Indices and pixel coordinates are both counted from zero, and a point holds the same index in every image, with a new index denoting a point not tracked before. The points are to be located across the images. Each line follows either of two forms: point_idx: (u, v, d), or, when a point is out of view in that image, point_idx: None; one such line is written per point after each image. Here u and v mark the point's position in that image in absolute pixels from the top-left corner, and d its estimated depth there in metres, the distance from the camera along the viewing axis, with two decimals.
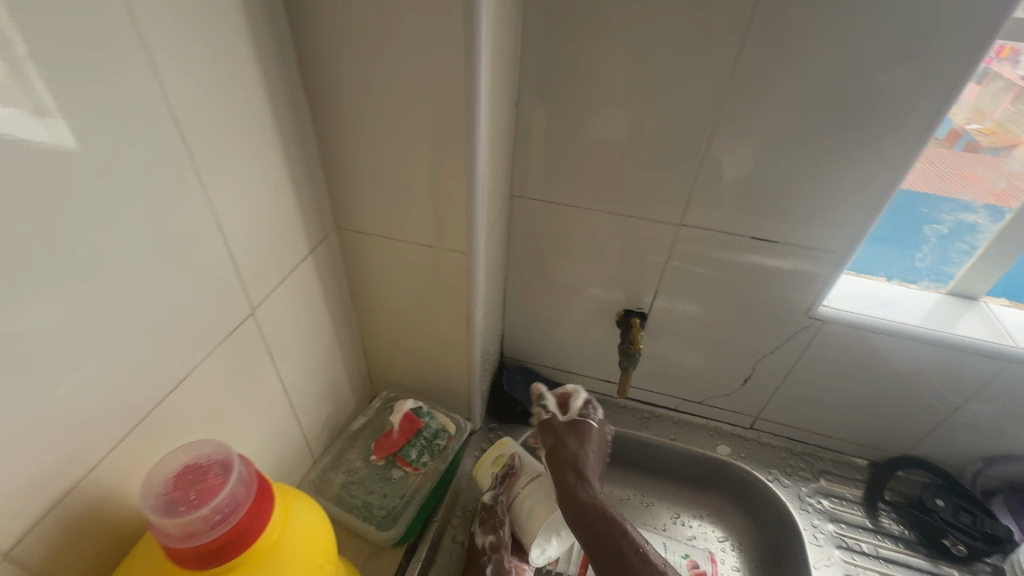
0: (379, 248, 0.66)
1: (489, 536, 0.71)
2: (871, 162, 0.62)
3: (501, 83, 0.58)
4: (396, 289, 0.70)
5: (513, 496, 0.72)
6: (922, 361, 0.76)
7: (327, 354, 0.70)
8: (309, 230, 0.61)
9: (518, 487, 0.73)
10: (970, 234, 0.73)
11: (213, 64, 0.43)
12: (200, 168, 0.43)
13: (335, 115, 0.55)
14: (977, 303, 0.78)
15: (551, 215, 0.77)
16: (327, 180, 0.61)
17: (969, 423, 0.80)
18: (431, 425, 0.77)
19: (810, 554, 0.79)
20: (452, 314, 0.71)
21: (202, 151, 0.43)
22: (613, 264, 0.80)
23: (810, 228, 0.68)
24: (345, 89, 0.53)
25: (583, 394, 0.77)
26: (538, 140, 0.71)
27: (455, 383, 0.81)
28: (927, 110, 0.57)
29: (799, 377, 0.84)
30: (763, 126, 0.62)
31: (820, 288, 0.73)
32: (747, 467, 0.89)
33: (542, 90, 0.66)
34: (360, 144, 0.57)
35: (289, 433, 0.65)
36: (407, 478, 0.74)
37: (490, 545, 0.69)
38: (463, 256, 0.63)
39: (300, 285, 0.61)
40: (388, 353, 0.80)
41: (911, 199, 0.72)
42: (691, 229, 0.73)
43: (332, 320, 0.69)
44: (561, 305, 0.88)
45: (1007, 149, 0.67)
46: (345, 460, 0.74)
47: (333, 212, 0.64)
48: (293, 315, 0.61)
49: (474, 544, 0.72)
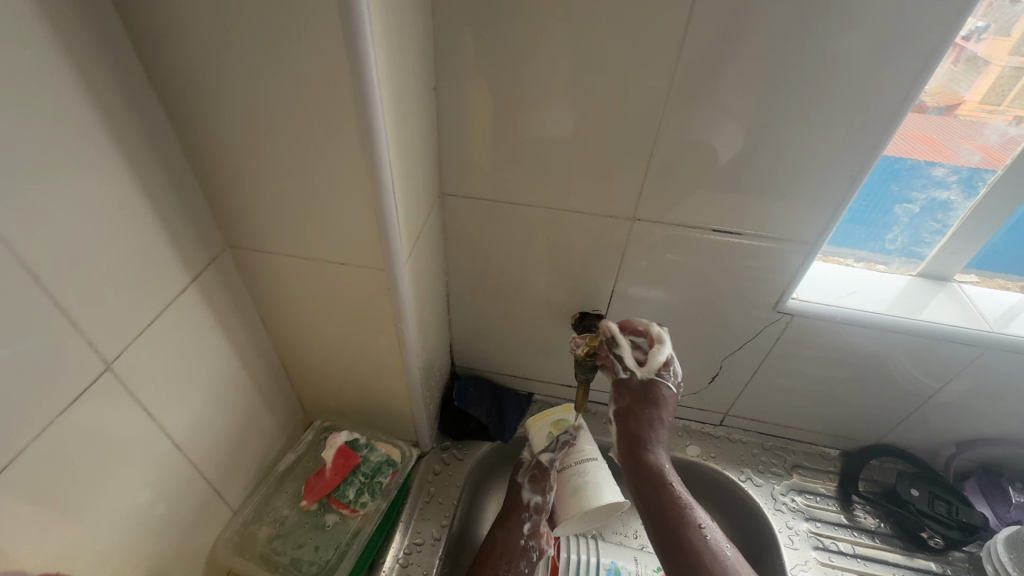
0: (285, 268, 0.56)
1: (535, 496, 0.72)
2: (838, 143, 0.55)
3: (407, 65, 0.48)
4: (313, 311, 0.60)
5: (570, 462, 0.72)
6: (895, 350, 0.71)
7: (238, 393, 0.60)
8: (189, 254, 0.50)
9: (576, 453, 0.73)
10: (942, 213, 0.67)
11: None
12: None
13: (199, 113, 0.44)
14: (948, 284, 0.73)
15: (491, 215, 0.69)
16: (208, 194, 0.50)
17: (943, 409, 0.77)
18: (370, 459, 0.70)
19: (786, 558, 0.75)
20: (381, 335, 0.62)
21: None
22: (564, 265, 0.72)
23: (776, 216, 0.62)
24: (208, 84, 0.43)
25: (658, 327, 0.64)
26: (466, 130, 0.61)
27: (397, 407, 0.73)
28: (899, 82, 0.50)
29: (767, 371, 0.79)
30: (718, 106, 0.54)
31: (787, 281, 0.67)
32: (719, 468, 0.84)
33: (464, 72, 0.57)
34: (239, 150, 0.47)
35: (194, 491, 0.56)
36: (345, 522, 0.65)
37: (535, 505, 0.71)
38: (383, 274, 0.54)
39: (185, 322, 0.51)
40: (317, 380, 0.71)
41: (883, 177, 0.65)
42: (646, 224, 0.65)
43: (239, 353, 0.60)
44: (512, 310, 0.80)
45: (950, 108, 0.60)
46: (272, 508, 0.65)
47: (221, 229, 0.53)
48: (180, 358, 0.51)
49: (513, 500, 0.74)
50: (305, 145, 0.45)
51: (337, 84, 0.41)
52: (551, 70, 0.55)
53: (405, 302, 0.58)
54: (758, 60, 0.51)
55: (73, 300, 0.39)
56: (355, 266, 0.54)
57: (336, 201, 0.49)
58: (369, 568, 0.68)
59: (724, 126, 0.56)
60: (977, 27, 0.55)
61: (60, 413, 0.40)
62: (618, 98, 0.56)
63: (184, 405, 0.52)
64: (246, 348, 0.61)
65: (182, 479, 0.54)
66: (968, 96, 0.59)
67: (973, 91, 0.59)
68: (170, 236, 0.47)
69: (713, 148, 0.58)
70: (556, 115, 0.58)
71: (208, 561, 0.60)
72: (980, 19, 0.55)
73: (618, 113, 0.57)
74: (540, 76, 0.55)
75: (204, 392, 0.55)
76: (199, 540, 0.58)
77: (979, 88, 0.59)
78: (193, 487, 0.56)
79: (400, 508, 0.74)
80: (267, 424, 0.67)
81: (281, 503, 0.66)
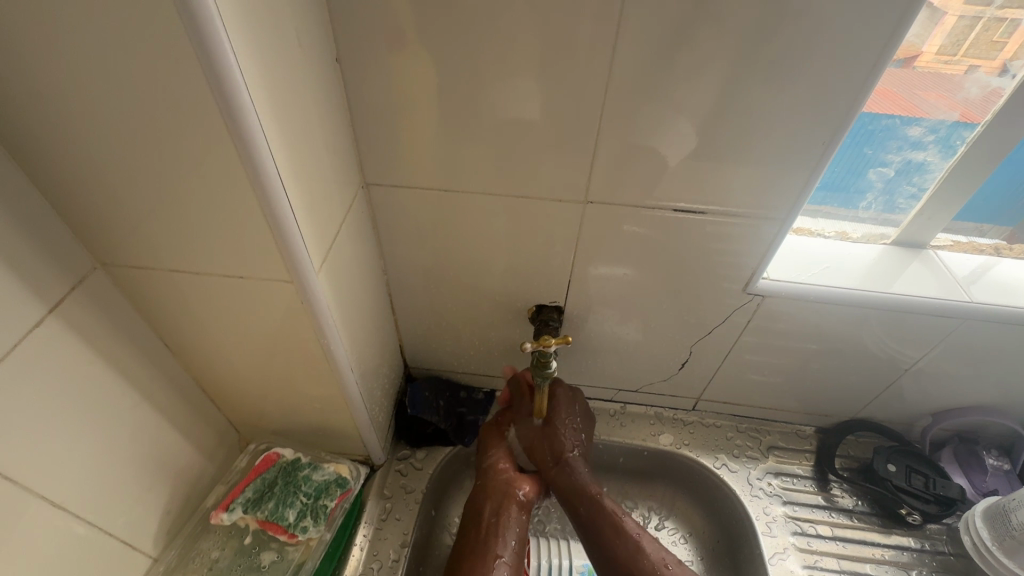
0: (175, 286, 0.48)
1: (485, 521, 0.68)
2: (805, 109, 0.48)
3: (284, 30, 0.39)
4: (222, 330, 0.52)
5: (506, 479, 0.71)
6: (870, 326, 0.67)
7: (142, 432, 0.52)
8: (46, 282, 0.41)
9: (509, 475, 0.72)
10: (918, 175, 0.62)
11: None
12: None
13: (19, 109, 0.35)
14: (923, 252, 0.69)
15: (426, 206, 0.61)
16: (60, 208, 0.41)
17: (918, 381, 0.73)
18: (315, 479, 0.62)
19: (764, 547, 0.72)
20: (306, 351, 0.54)
21: None
22: (514, 256, 0.65)
23: (741, 192, 0.56)
24: (26, 73, 0.33)
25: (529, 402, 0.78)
26: (383, 112, 0.53)
27: (339, 424, 0.66)
28: (873, 37, 0.44)
29: (738, 353, 0.75)
30: (671, 74, 0.47)
31: (756, 261, 0.62)
32: (692, 455, 0.80)
33: (369, 39, 0.48)
34: (86, 151, 0.37)
35: (96, 548, 0.49)
36: (283, 559, 0.59)
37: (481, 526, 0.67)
38: (293, 286, 0.46)
39: (51, 368, 0.42)
40: (243, 402, 0.63)
41: (855, 140, 0.59)
42: (600, 206, 0.58)
43: (138, 387, 0.51)
44: (463, 307, 0.73)
45: (906, 61, 0.54)
46: (199, 551, 0.59)
47: (86, 246, 0.44)
48: (47, 406, 0.42)
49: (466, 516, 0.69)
50: (169, 142, 0.36)
51: (181, 59, 0.32)
52: (477, 38, 0.46)
53: (325, 315, 0.50)
54: (716, 18, 0.43)
55: None
56: (258, 280, 0.46)
57: (220, 208, 0.40)
58: None
59: (682, 104, 0.49)
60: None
61: None
62: (558, 69, 0.48)
63: (65, 459, 0.44)
64: (146, 380, 0.52)
65: (76, 542, 0.47)
66: (925, 47, 0.53)
67: (930, 44, 0.52)
68: (12, 264, 0.38)
69: (667, 121, 0.50)
70: (482, 90, 0.50)
71: None
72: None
73: (558, 86, 0.49)
74: (467, 47, 0.47)
75: (93, 439, 0.47)
76: None
77: (936, 39, 0.52)
78: (95, 547, 0.48)
79: (353, 528, 0.68)
80: (187, 457, 0.59)
81: (211, 545, 0.59)
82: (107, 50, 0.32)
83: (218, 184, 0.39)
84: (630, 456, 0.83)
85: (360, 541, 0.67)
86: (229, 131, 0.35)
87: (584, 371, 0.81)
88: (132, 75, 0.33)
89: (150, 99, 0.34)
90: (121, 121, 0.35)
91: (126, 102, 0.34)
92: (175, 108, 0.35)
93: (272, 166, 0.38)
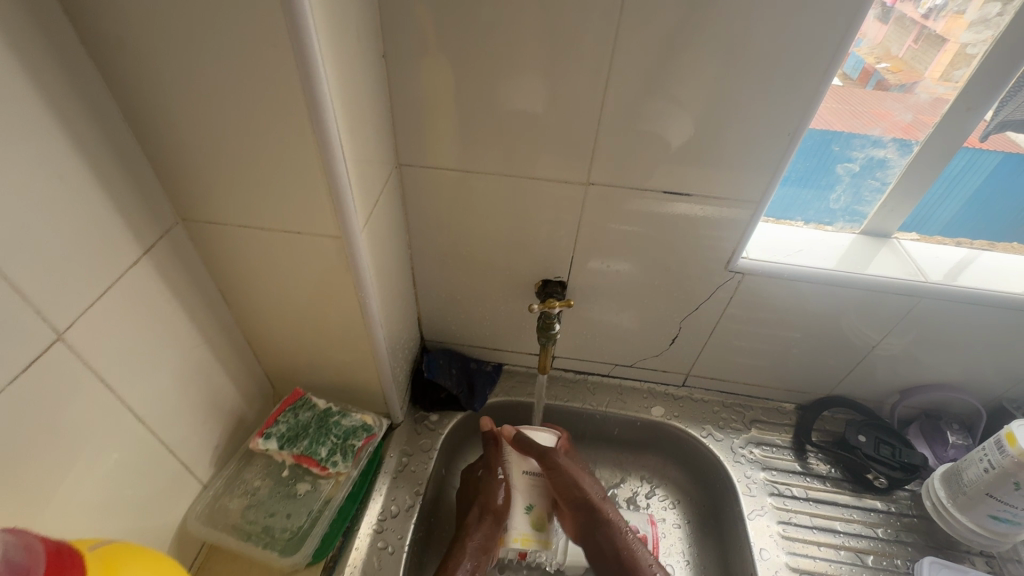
0: (238, 239, 0.56)
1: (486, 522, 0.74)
2: (773, 105, 0.57)
3: (349, 27, 0.48)
4: (273, 283, 0.61)
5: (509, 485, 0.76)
6: (840, 303, 0.75)
7: (201, 369, 0.61)
8: (139, 224, 0.50)
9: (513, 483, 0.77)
10: (880, 170, 0.70)
11: None
12: None
13: (139, 80, 0.44)
14: (889, 240, 0.77)
15: (448, 185, 0.69)
16: (156, 165, 0.50)
17: (887, 358, 0.81)
18: (345, 423, 0.71)
19: (744, 505, 0.79)
20: (342, 305, 0.63)
21: None
22: (524, 234, 0.73)
23: (721, 177, 0.64)
24: (151, 51, 0.42)
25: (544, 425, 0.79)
26: (418, 100, 0.62)
27: (365, 379, 0.74)
28: (827, 45, 0.53)
29: (724, 331, 0.82)
30: (664, 72, 0.56)
31: (735, 241, 0.70)
32: (681, 426, 0.88)
33: (412, 36, 0.57)
34: (186, 118, 0.47)
35: (160, 462, 0.57)
36: (316, 489, 0.68)
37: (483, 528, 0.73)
38: (340, 241, 0.55)
39: (140, 298, 0.51)
40: (282, 354, 0.71)
41: (822, 137, 0.68)
42: (600, 188, 0.67)
43: (200, 328, 0.60)
44: (477, 281, 0.81)
45: (911, 85, 0.65)
46: (242, 480, 0.67)
47: (171, 199, 0.53)
48: (136, 331, 0.51)
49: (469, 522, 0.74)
50: (253, 113, 0.46)
51: (277, 45, 0.41)
52: (502, 38, 0.56)
53: (363, 272, 0.59)
54: (701, 26, 0.53)
55: (12, 269, 0.39)
56: (310, 236, 0.55)
57: (287, 170, 0.49)
58: (343, 536, 0.69)
59: (670, 107, 0.59)
60: (935, 6, 0.60)
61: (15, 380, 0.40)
62: (566, 68, 0.57)
63: (145, 379, 0.53)
64: (206, 323, 0.61)
65: (148, 454, 0.55)
66: (928, 72, 0.63)
67: (933, 69, 0.63)
68: (120, 209, 0.48)
69: (661, 113, 0.59)
70: (503, 83, 0.59)
71: (178, 535, 0.61)
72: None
73: (568, 81, 0.58)
74: (491, 48, 0.56)
75: (166, 367, 0.55)
76: (170, 514, 0.59)
77: (939, 65, 0.62)
78: (160, 460, 0.57)
79: (374, 477, 0.75)
80: (232, 398, 0.67)
81: (252, 476, 0.68)
82: (218, 35, 0.41)
83: (289, 149, 0.48)
84: (625, 427, 0.91)
85: (378, 489, 0.74)
86: (307, 104, 0.44)
87: (585, 347, 0.89)
88: (235, 56, 0.42)
89: (245, 76, 0.43)
90: (219, 92, 0.45)
91: (226, 77, 0.44)
92: (265, 83, 0.44)
93: (335, 136, 0.47)
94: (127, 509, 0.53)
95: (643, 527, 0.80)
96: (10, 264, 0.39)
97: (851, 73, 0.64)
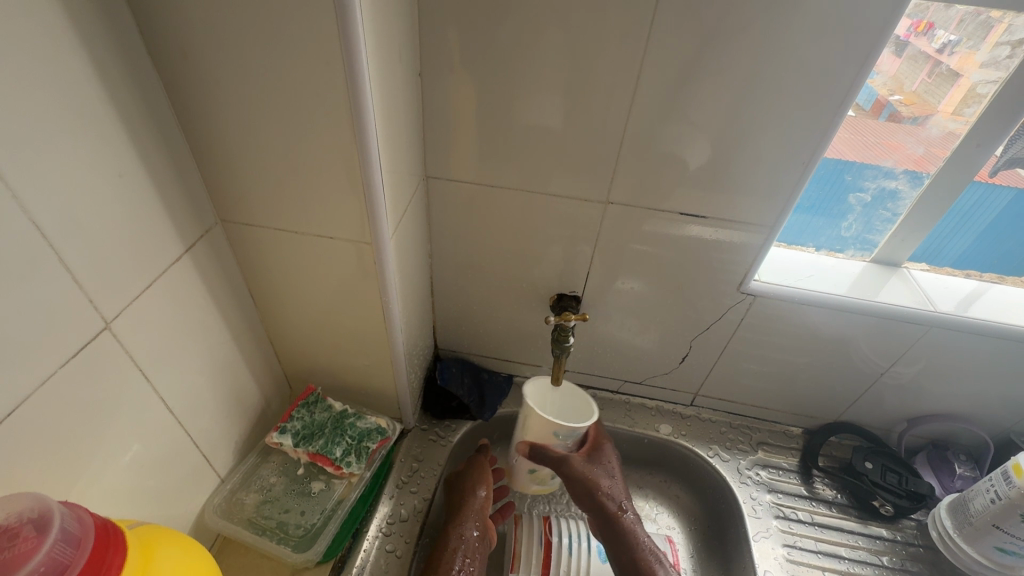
0: (272, 242, 0.59)
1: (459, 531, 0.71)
2: (787, 135, 0.60)
3: (391, 48, 0.51)
4: (300, 285, 0.64)
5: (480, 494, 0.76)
6: (849, 328, 0.76)
7: (226, 364, 0.63)
8: (182, 223, 0.53)
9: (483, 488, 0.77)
10: (892, 202, 0.72)
11: (21, 37, 0.35)
12: (18, 169, 0.36)
13: (195, 91, 0.48)
14: (899, 270, 0.79)
15: (470, 199, 0.72)
16: (203, 169, 0.54)
17: (895, 386, 0.82)
18: (360, 425, 0.73)
19: (749, 527, 0.79)
20: (365, 310, 0.65)
21: (17, 146, 0.36)
22: (541, 248, 0.75)
23: (736, 202, 0.67)
24: (209, 64, 0.46)
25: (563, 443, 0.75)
26: (447, 117, 0.65)
27: (381, 383, 0.76)
28: (843, 79, 0.55)
29: (733, 353, 0.84)
30: (686, 99, 0.59)
31: (748, 264, 0.72)
32: (688, 444, 0.89)
33: (447, 58, 0.60)
34: (234, 128, 0.50)
35: (184, 453, 0.59)
36: (330, 489, 0.70)
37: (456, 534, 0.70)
38: (369, 248, 0.57)
39: (178, 293, 0.54)
40: (302, 354, 0.73)
41: (836, 167, 0.70)
42: (619, 207, 0.69)
43: (229, 326, 0.63)
44: (493, 293, 0.83)
45: (924, 118, 0.65)
46: (259, 476, 0.69)
47: (213, 201, 0.56)
48: (173, 325, 0.54)
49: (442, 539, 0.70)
50: (297, 125, 0.49)
51: (328, 64, 0.44)
52: (532, 62, 0.59)
53: (389, 279, 0.61)
54: (720, 58, 0.56)
55: (71, 260, 0.42)
56: (342, 242, 0.57)
57: (325, 179, 0.52)
58: (353, 537, 0.70)
59: (689, 134, 0.62)
60: (949, 41, 0.60)
61: (63, 363, 0.43)
62: (590, 93, 0.60)
63: (177, 372, 0.55)
64: (235, 320, 0.64)
65: (174, 444, 0.57)
66: (940, 107, 0.64)
67: (946, 103, 0.63)
68: (167, 209, 0.51)
69: (680, 139, 0.62)
70: (530, 104, 0.62)
71: (195, 527, 0.63)
72: (952, 34, 0.60)
73: (592, 104, 0.61)
74: (521, 70, 0.60)
75: (196, 360, 0.58)
76: (189, 505, 0.61)
77: (953, 98, 0.63)
78: (183, 451, 0.59)
79: (384, 480, 0.76)
80: (252, 395, 0.70)
81: (268, 472, 0.70)
82: (273, 52, 0.45)
83: (328, 160, 0.51)
84: (634, 444, 0.92)
85: (387, 493, 0.75)
86: (351, 119, 0.47)
87: (596, 363, 0.91)
88: (288, 72, 0.46)
89: (294, 90, 0.47)
90: (268, 105, 0.48)
91: (276, 91, 0.47)
92: (313, 100, 0.47)
93: (374, 149, 0.50)
94: (153, 497, 0.55)
95: (662, 545, 0.80)
96: (70, 255, 0.42)
97: (863, 103, 0.65)
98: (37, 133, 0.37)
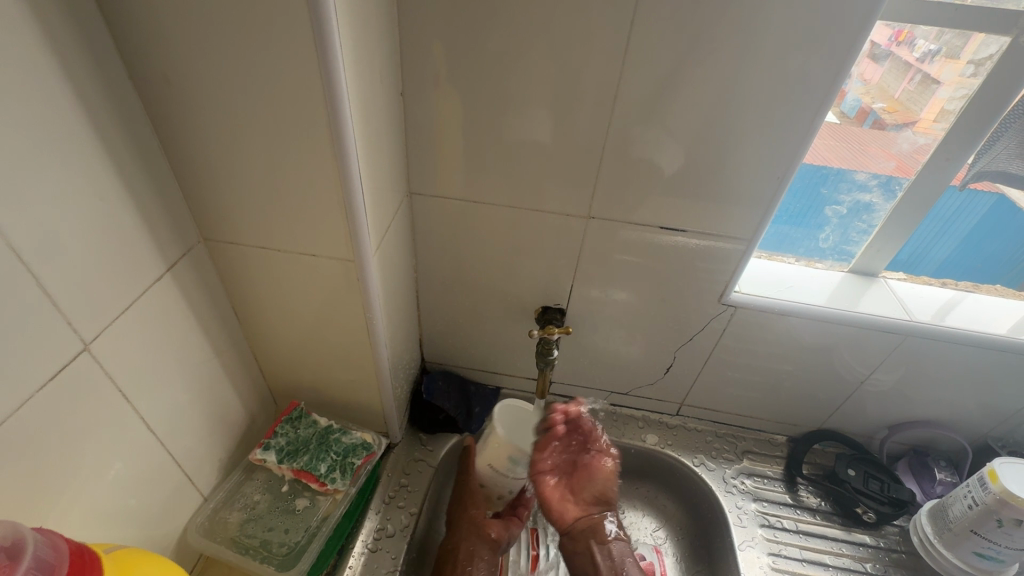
0: (256, 260, 0.60)
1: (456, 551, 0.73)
2: (763, 149, 0.62)
3: (372, 68, 0.52)
4: (283, 301, 0.64)
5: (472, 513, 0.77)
6: (828, 337, 0.77)
7: (209, 381, 0.63)
8: (163, 243, 0.53)
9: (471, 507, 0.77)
10: (866, 214, 0.74)
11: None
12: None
13: (176, 111, 0.48)
14: (877, 280, 0.80)
15: (454, 214, 0.73)
16: (184, 187, 0.54)
17: (875, 394, 0.83)
18: (346, 441, 0.73)
19: (734, 536, 0.80)
20: (349, 325, 0.65)
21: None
22: (525, 262, 0.76)
23: (715, 215, 0.68)
24: (189, 85, 0.47)
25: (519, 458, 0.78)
26: (430, 133, 0.66)
27: (366, 397, 0.76)
28: (814, 95, 0.57)
29: (717, 362, 0.85)
30: (663, 116, 0.61)
31: (728, 276, 0.73)
32: (674, 454, 0.90)
33: (428, 76, 0.61)
34: (215, 147, 0.50)
35: (166, 472, 0.58)
36: (314, 506, 0.69)
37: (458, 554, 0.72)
38: (352, 265, 0.58)
39: (160, 312, 0.54)
40: (287, 369, 0.73)
41: (812, 180, 0.72)
42: (601, 222, 0.71)
43: (211, 343, 0.63)
44: (478, 307, 0.84)
45: (905, 126, 0.67)
46: (242, 494, 0.69)
47: (195, 219, 0.57)
48: (154, 342, 0.53)
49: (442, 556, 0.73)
50: (278, 144, 0.49)
51: (308, 85, 0.45)
52: (512, 80, 0.60)
53: (373, 294, 0.61)
54: (695, 75, 0.57)
55: (49, 283, 0.42)
56: (325, 258, 0.58)
57: (307, 197, 0.53)
58: (338, 554, 0.70)
59: (667, 149, 0.63)
60: (929, 50, 0.62)
61: (42, 383, 0.43)
62: (570, 110, 0.62)
63: (160, 390, 0.55)
64: (217, 338, 0.63)
65: (156, 463, 0.57)
66: (921, 115, 0.65)
67: (927, 112, 0.65)
68: (148, 228, 0.51)
69: (658, 153, 0.64)
70: (511, 121, 0.63)
71: (177, 547, 0.62)
72: (932, 43, 0.61)
73: (571, 120, 0.62)
74: (501, 88, 0.61)
75: (179, 378, 0.58)
76: (170, 525, 0.60)
77: (933, 108, 0.64)
78: (165, 470, 0.58)
79: (370, 496, 0.76)
80: (235, 412, 0.69)
81: (252, 489, 0.70)
82: (254, 74, 0.45)
83: (310, 178, 0.51)
84: (621, 455, 0.92)
85: (374, 509, 0.75)
86: (331, 138, 0.48)
87: (582, 374, 0.91)
88: (268, 93, 0.46)
89: (276, 110, 0.47)
90: (249, 125, 0.49)
91: (257, 112, 0.48)
92: (294, 119, 0.48)
93: (355, 166, 0.51)
94: (133, 517, 0.55)
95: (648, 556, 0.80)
96: (48, 277, 0.42)
97: (847, 112, 0.67)
98: (15, 156, 0.38)
